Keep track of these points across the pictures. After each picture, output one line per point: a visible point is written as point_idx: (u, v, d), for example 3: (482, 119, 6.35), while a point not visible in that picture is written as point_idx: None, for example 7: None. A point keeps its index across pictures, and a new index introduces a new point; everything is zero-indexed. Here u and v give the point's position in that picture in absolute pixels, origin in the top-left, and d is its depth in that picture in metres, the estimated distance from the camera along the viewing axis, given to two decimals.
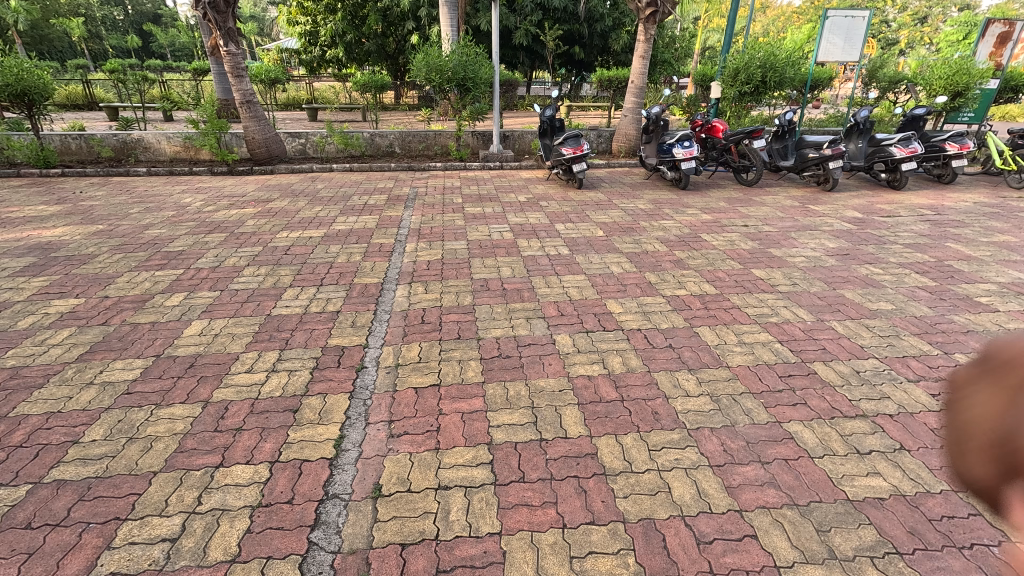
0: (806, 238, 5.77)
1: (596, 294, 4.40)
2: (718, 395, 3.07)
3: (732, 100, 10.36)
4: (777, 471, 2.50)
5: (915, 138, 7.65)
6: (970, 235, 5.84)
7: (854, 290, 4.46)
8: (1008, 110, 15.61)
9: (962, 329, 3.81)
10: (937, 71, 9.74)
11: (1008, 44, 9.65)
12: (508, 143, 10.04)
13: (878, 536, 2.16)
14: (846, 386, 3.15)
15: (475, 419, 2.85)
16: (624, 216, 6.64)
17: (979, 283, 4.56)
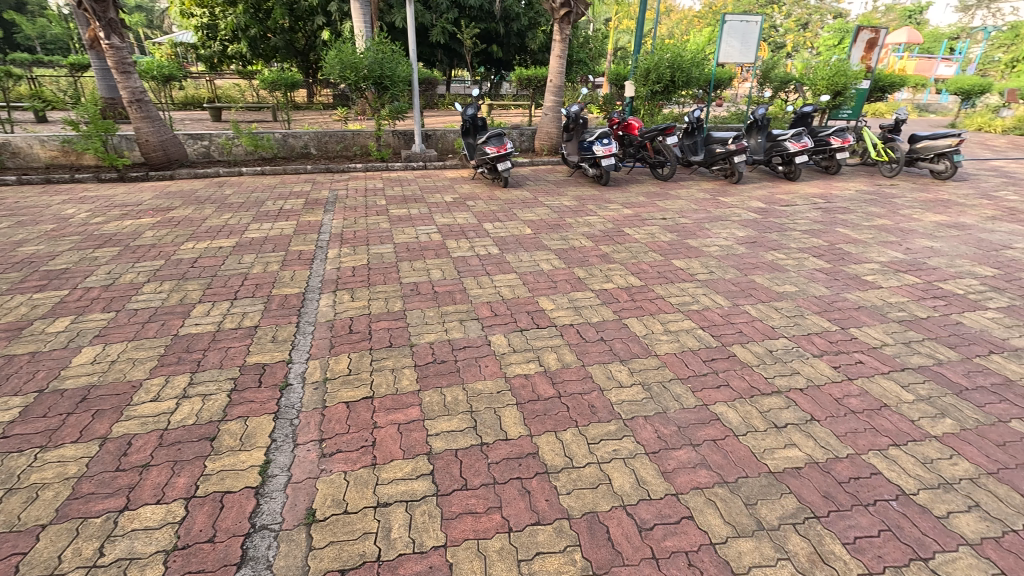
0: (718, 228, 6.16)
1: (527, 292, 4.42)
2: (649, 384, 3.19)
3: (645, 98, 10.87)
4: (707, 452, 2.64)
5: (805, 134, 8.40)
6: (855, 220, 6.50)
7: (762, 274, 4.81)
8: (878, 107, 17.62)
9: (855, 305, 4.23)
10: (821, 72, 10.77)
11: (876, 48, 10.85)
12: (430, 143, 9.87)
13: (798, 503, 2.34)
14: (762, 365, 3.39)
15: (412, 429, 2.76)
16: (550, 213, 6.74)
17: (866, 263, 5.09)
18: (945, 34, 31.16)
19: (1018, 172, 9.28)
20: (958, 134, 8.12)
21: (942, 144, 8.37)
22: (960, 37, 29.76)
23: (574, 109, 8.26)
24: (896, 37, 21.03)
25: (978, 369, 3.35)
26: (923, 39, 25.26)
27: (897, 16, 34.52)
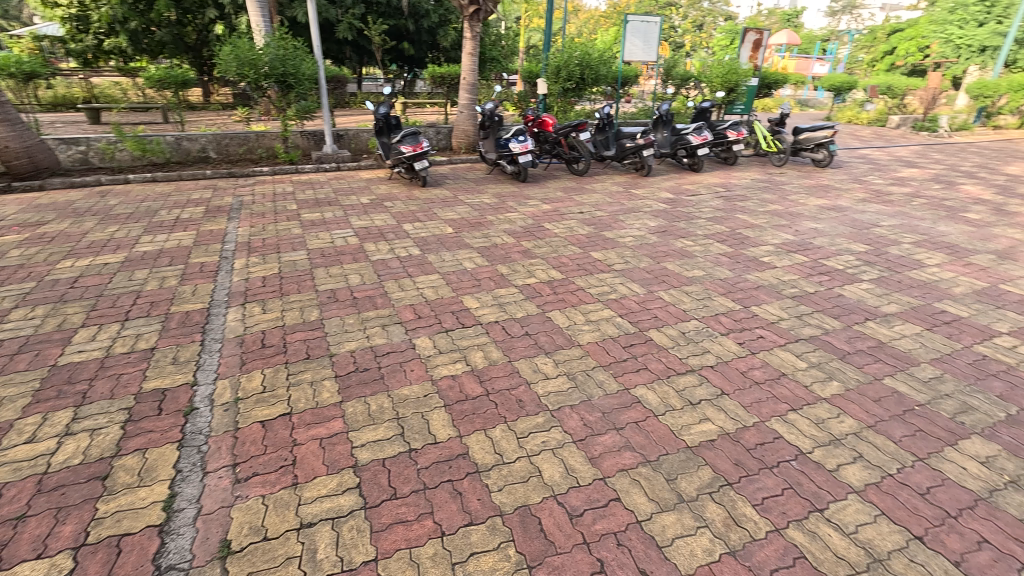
0: (632, 220, 6.44)
1: (451, 292, 4.38)
2: (574, 374, 3.27)
3: (558, 95, 11.14)
4: (630, 434, 2.76)
5: (705, 128, 9.01)
6: (752, 206, 7.07)
7: (673, 261, 5.10)
8: (766, 103, 19.28)
9: (755, 284, 4.60)
10: (715, 70, 11.61)
11: (761, 49, 11.86)
12: (343, 143, 9.49)
13: (713, 473, 2.50)
14: (676, 347, 3.59)
15: (336, 442, 2.65)
16: (470, 211, 6.72)
17: (762, 246, 5.55)
18: (818, 36, 34.60)
19: (882, 159, 10.53)
20: (833, 125, 9.08)
21: (821, 135, 9.30)
22: (831, 38, 33.17)
23: (489, 106, 8.31)
24: (778, 38, 23.07)
25: (857, 335, 3.77)
26: (801, 40, 27.93)
27: (778, 19, 37.83)
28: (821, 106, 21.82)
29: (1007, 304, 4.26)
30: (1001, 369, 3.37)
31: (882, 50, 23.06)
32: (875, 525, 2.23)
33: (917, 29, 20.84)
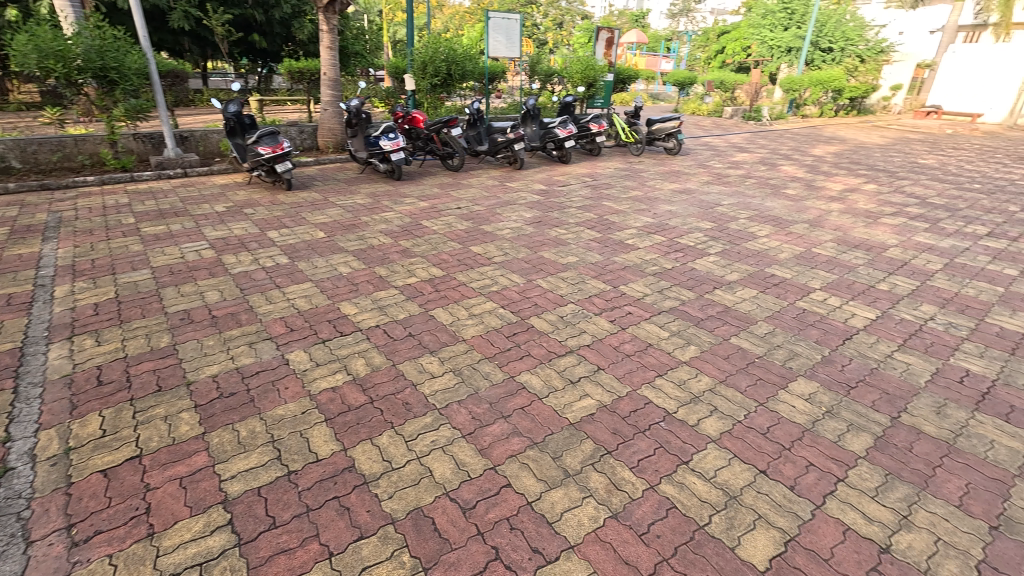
0: (508, 212, 6.60)
1: (327, 300, 4.14)
2: (460, 369, 3.28)
3: (427, 91, 10.99)
4: (517, 420, 2.84)
5: (569, 122, 9.49)
6: (616, 193, 7.62)
7: (549, 250, 5.33)
8: (623, 97, 20.87)
9: (622, 266, 4.97)
10: (575, 66, 12.27)
11: (613, 46, 12.76)
12: (189, 146, 8.48)
13: (594, 444, 2.68)
14: (556, 331, 3.76)
15: (200, 480, 2.37)
16: (343, 213, 6.40)
17: (627, 229, 6.01)
18: (663, 35, 38.13)
19: (720, 146, 11.96)
20: (679, 116, 10.11)
21: (670, 125, 10.29)
22: (673, 38, 36.72)
23: (355, 103, 8.00)
24: (629, 37, 25.01)
25: (708, 303, 4.25)
26: (648, 40, 30.58)
27: (627, 19, 40.99)
28: (670, 100, 24.13)
29: (819, 264, 5.09)
30: (817, 319, 4.02)
31: (714, 50, 26.11)
32: (729, 467, 2.54)
33: (740, 32, 23.91)
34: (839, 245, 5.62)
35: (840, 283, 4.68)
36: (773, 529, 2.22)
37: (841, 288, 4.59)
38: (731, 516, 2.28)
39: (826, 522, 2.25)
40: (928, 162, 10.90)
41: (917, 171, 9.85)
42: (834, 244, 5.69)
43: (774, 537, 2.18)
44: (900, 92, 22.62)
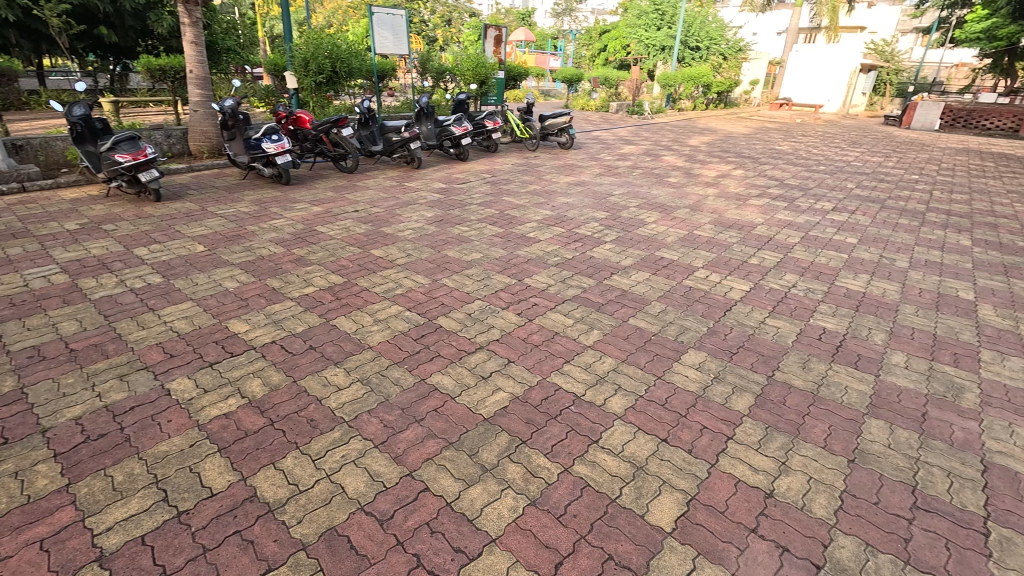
0: (408, 213, 6.46)
1: (212, 319, 3.78)
2: (368, 378, 3.16)
3: (311, 90, 10.40)
4: (431, 422, 2.80)
5: (464, 119, 9.48)
6: (515, 188, 7.76)
7: (453, 248, 5.30)
8: (516, 94, 21.30)
9: (525, 259, 5.08)
10: (465, 63, 12.27)
11: (502, 44, 12.96)
12: (25, 155, 7.30)
13: (509, 436, 2.72)
14: (465, 328, 3.75)
15: (66, 539, 2.06)
16: (226, 223, 5.88)
17: (528, 223, 6.15)
18: (549, 34, 39.37)
19: (608, 139, 12.62)
20: (569, 111, 10.49)
21: (561, 121, 10.63)
22: (559, 36, 38.04)
23: (230, 103, 7.39)
24: (517, 35, 25.50)
25: (607, 288, 4.48)
26: (535, 38, 31.41)
27: (514, 18, 41.75)
28: (560, 96, 25.00)
29: (701, 245, 5.57)
30: (702, 294, 4.40)
31: (597, 48, 27.51)
32: (635, 440, 2.71)
33: (619, 31, 25.38)
34: (716, 227, 6.19)
35: (720, 260, 5.16)
36: (677, 492, 2.40)
37: (720, 265, 5.06)
38: (639, 485, 2.43)
39: (720, 478, 2.48)
40: (783, 148, 12.34)
41: (775, 157, 11.10)
42: (712, 225, 6.24)
43: (678, 499, 2.36)
44: (758, 86, 25.34)
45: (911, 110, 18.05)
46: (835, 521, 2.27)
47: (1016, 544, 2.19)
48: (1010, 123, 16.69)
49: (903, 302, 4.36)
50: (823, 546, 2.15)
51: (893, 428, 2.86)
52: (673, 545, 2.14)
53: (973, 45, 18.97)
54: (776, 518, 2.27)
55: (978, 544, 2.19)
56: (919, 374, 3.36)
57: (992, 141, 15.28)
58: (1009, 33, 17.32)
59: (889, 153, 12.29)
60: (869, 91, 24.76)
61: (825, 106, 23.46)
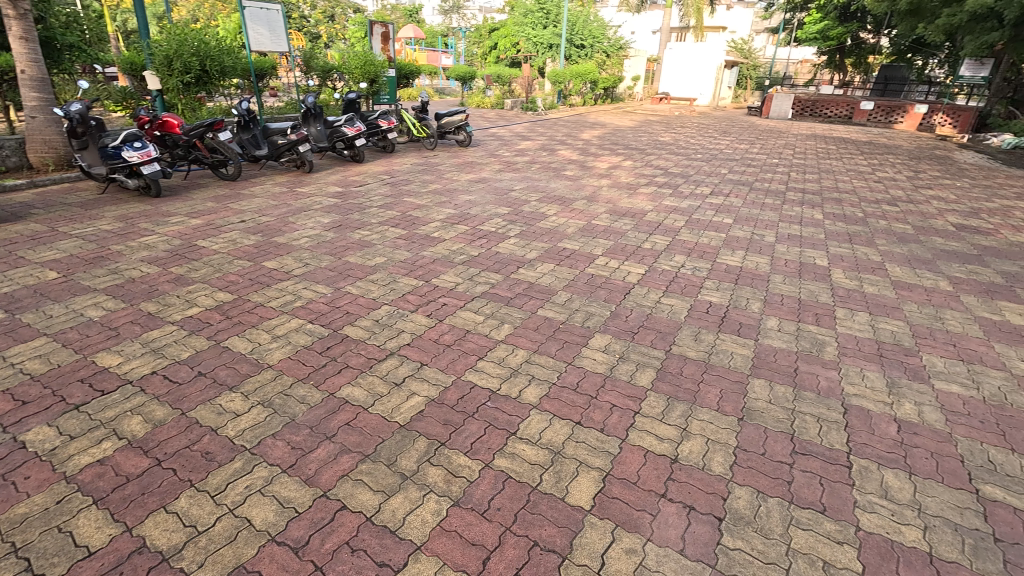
0: (302, 220, 6.10)
1: (75, 355, 3.31)
2: (270, 399, 2.95)
3: (178, 91, 9.42)
4: (344, 437, 2.67)
5: (356, 120, 9.13)
6: (416, 189, 7.62)
7: (354, 254, 5.09)
8: (409, 93, 20.90)
9: (431, 259, 5.01)
10: (352, 61, 11.78)
11: (390, 41, 12.63)
12: None
13: (428, 440, 2.67)
14: (373, 336, 3.63)
15: None
16: (84, 244, 5.16)
17: (431, 223, 6.07)
18: (438, 31, 39.00)
19: (505, 135, 12.80)
20: (464, 109, 10.54)
21: (457, 119, 10.65)
22: (448, 33, 37.80)
23: (77, 107, 6.40)
24: (405, 32, 24.94)
25: (515, 282, 4.56)
26: (425, 35, 30.96)
27: (401, 14, 40.79)
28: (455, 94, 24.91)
29: (599, 234, 5.85)
30: (603, 281, 4.63)
31: (488, 45, 27.79)
32: (552, 427, 2.79)
33: (507, 29, 25.83)
34: (612, 215, 6.53)
35: (617, 247, 5.46)
36: (593, 471, 2.51)
37: (618, 251, 5.35)
38: (558, 470, 2.51)
39: (631, 451, 2.63)
40: (665, 139, 13.30)
41: (659, 147, 11.94)
42: (608, 214, 6.58)
43: (594, 477, 2.47)
44: (639, 82, 27.04)
45: (769, 101, 20.30)
46: (731, 475, 2.51)
47: (871, 471, 2.56)
48: (844, 111, 19.55)
49: (773, 272, 4.91)
50: (723, 499, 2.37)
51: (772, 385, 3.22)
52: (593, 521, 2.24)
53: (811, 44, 21.75)
54: (681, 481, 2.47)
55: (844, 476, 2.53)
56: (789, 335, 3.81)
57: (832, 127, 17.66)
58: (837, 33, 20.10)
59: (753, 141, 13.73)
60: (733, 85, 27.45)
61: (698, 99, 25.65)
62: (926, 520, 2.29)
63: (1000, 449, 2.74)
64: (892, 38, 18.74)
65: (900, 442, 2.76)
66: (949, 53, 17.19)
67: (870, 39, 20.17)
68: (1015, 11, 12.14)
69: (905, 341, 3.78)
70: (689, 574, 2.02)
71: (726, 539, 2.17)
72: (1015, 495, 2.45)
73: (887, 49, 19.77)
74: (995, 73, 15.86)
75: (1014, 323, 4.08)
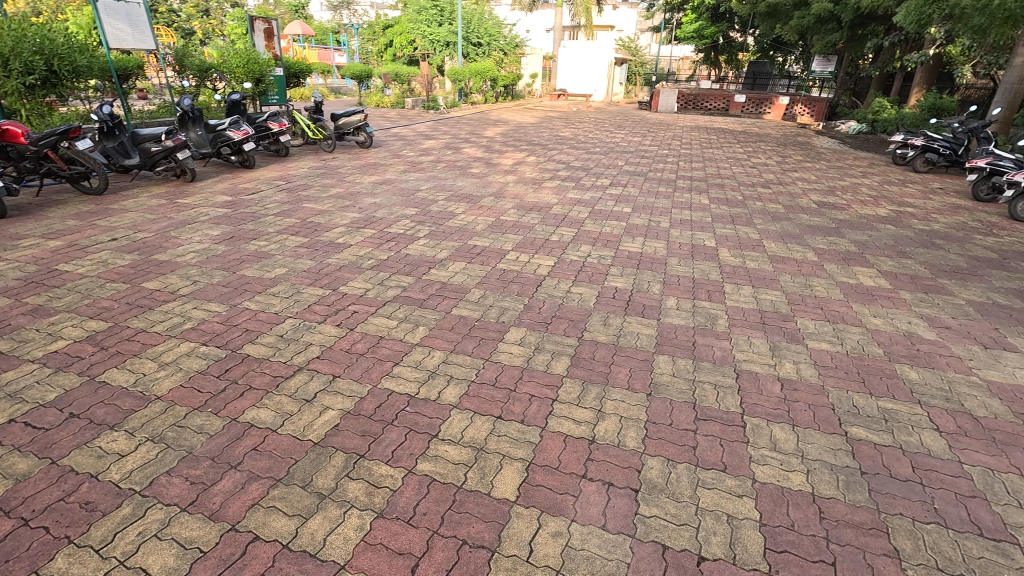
0: (188, 233, 5.57)
1: None
2: (162, 434, 2.67)
3: (20, 95, 8.16)
4: (252, 463, 2.49)
5: (241, 122, 8.47)
6: (315, 194, 7.24)
7: (250, 266, 4.75)
8: (302, 94, 19.80)
9: (337, 266, 4.80)
10: (233, 60, 10.88)
11: (275, 38, 11.93)
12: None
13: (345, 454, 2.57)
14: (277, 352, 3.41)
15: None
16: None
17: (335, 228, 5.81)
18: (328, 27, 37.25)
19: (408, 135, 12.54)
20: (362, 109, 10.19)
21: (355, 119, 10.26)
22: (339, 30, 36.21)
23: None
24: (292, 28, 23.57)
25: (427, 283, 4.50)
26: (314, 32, 29.43)
27: (286, 10, 38.42)
28: (352, 93, 23.97)
29: (509, 229, 5.93)
30: (515, 275, 4.70)
31: (383, 42, 27.06)
32: (474, 425, 2.79)
33: (402, 26, 25.33)
34: (519, 211, 6.64)
35: (526, 241, 5.57)
36: (516, 462, 2.56)
37: (527, 245, 5.46)
38: (482, 466, 2.53)
39: (551, 438, 2.71)
40: (565, 134, 13.75)
41: (560, 142, 12.33)
42: (516, 210, 6.69)
43: (518, 468, 2.52)
44: (538, 79, 27.68)
45: (657, 96, 21.69)
46: (644, 448, 2.67)
47: (762, 427, 2.85)
48: (721, 104, 21.44)
49: (670, 256, 5.27)
50: (638, 472, 2.52)
51: (675, 359, 3.47)
52: (519, 511, 2.28)
53: (689, 42, 23.54)
54: (599, 460, 2.58)
55: (740, 435, 2.79)
56: (687, 312, 4.12)
57: (713, 118, 19.26)
58: (711, 33, 21.94)
59: (645, 133, 14.61)
60: (624, 82, 29.00)
61: (593, 94, 26.81)
62: (808, 464, 2.60)
63: (861, 394, 3.17)
64: (756, 37, 20.80)
65: (783, 398, 3.10)
66: (802, 51, 19.42)
67: (738, 38, 22.23)
68: (850, 14, 13.98)
69: (782, 308, 4.25)
70: (610, 546, 2.13)
71: (642, 509, 2.31)
72: (875, 431, 2.85)
73: (753, 47, 21.90)
74: (839, 68, 18.17)
75: (866, 285, 4.73)
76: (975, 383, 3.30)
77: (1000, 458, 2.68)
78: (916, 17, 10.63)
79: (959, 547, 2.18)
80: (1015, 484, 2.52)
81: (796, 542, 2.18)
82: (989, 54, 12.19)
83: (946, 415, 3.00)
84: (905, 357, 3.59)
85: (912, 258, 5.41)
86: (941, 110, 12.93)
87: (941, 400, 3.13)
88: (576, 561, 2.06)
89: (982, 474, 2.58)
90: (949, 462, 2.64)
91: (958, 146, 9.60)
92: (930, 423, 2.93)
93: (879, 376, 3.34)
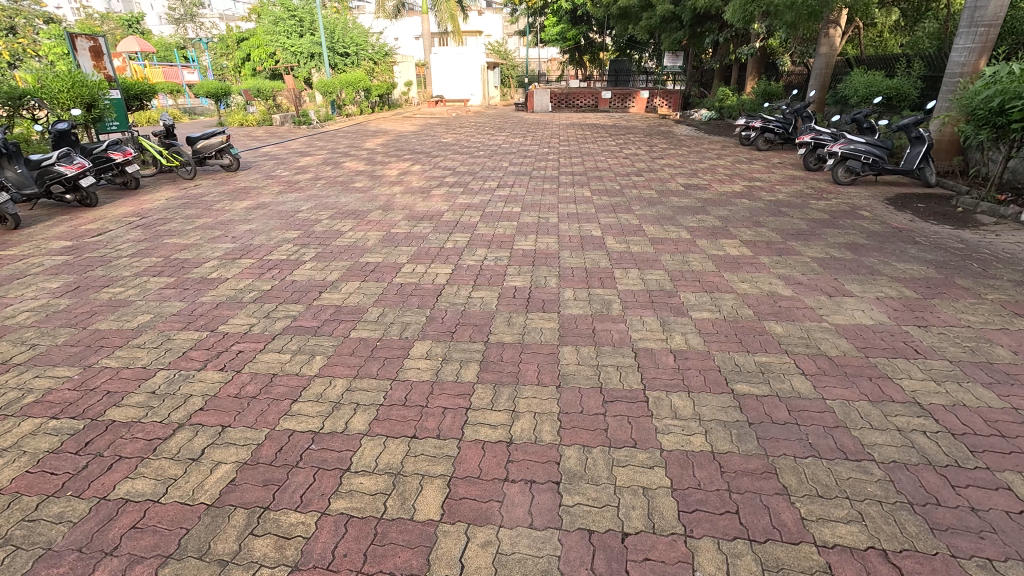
0: (19, 290, 4.73)
1: None
2: (8, 535, 2.23)
3: None
4: (133, 543, 2.17)
5: (74, 155, 7.40)
6: (178, 227, 6.51)
7: (106, 318, 4.13)
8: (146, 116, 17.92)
9: (213, 304, 4.35)
10: (52, 83, 9.25)
11: (105, 57, 10.61)
12: None
13: (246, 510, 2.33)
14: (150, 412, 3.00)
15: None
16: None
17: (205, 262, 5.28)
18: (171, 42, 33.87)
19: (280, 153, 11.77)
20: (222, 129, 9.34)
21: (216, 141, 9.39)
22: (186, 45, 33.09)
23: None
24: (127, 45, 20.91)
25: (319, 308, 4.24)
26: (153, 47, 26.45)
27: (117, 24, 34.15)
28: (209, 114, 22.00)
29: (401, 241, 5.80)
30: (413, 288, 4.59)
31: (241, 57, 25.25)
32: (389, 450, 2.67)
33: (259, 38, 23.82)
34: (409, 221, 6.51)
35: (421, 252, 5.47)
36: (437, 479, 2.49)
37: (422, 256, 5.36)
38: (402, 490, 2.43)
39: (470, 448, 2.68)
40: (447, 140, 13.77)
41: (443, 149, 12.30)
42: (406, 221, 6.54)
43: (439, 485, 2.45)
44: (413, 87, 27.36)
45: (532, 97, 22.49)
46: (559, 439, 2.74)
47: (663, 399, 3.06)
48: (591, 100, 22.49)
49: (561, 250, 5.47)
50: (557, 463, 2.58)
51: (578, 348, 3.61)
52: (445, 530, 2.22)
53: (554, 45, 24.79)
54: (519, 459, 2.60)
55: (645, 410, 2.97)
56: (584, 300, 4.31)
57: (585, 115, 20.41)
58: (573, 35, 23.25)
59: (524, 134, 15.10)
60: (497, 85, 29.78)
61: (471, 99, 27.08)
62: (705, 426, 2.83)
63: (741, 352, 3.53)
64: (613, 37, 22.38)
65: (677, 368, 3.36)
66: (654, 49, 21.33)
67: (597, 39, 23.84)
68: (688, 14, 15.53)
69: (667, 286, 4.59)
70: (540, 543, 2.15)
71: (565, 499, 2.37)
72: (755, 384, 3.18)
73: (611, 47, 23.65)
74: (686, 62, 20.16)
75: (732, 255, 5.27)
76: (826, 328, 3.82)
77: (853, 389, 3.13)
78: (741, 15, 12.11)
79: (832, 473, 2.50)
80: (866, 409, 2.95)
81: (705, 500, 2.36)
82: (801, 45, 14.23)
83: (808, 359, 3.44)
84: (770, 314, 4.05)
85: (764, 226, 6.13)
86: (772, 95, 14.80)
87: (802, 347, 3.58)
88: (508, 565, 2.05)
89: (841, 405, 2.99)
90: (816, 400, 3.03)
91: (788, 125, 11.08)
92: (797, 368, 3.34)
93: (752, 335, 3.74)
